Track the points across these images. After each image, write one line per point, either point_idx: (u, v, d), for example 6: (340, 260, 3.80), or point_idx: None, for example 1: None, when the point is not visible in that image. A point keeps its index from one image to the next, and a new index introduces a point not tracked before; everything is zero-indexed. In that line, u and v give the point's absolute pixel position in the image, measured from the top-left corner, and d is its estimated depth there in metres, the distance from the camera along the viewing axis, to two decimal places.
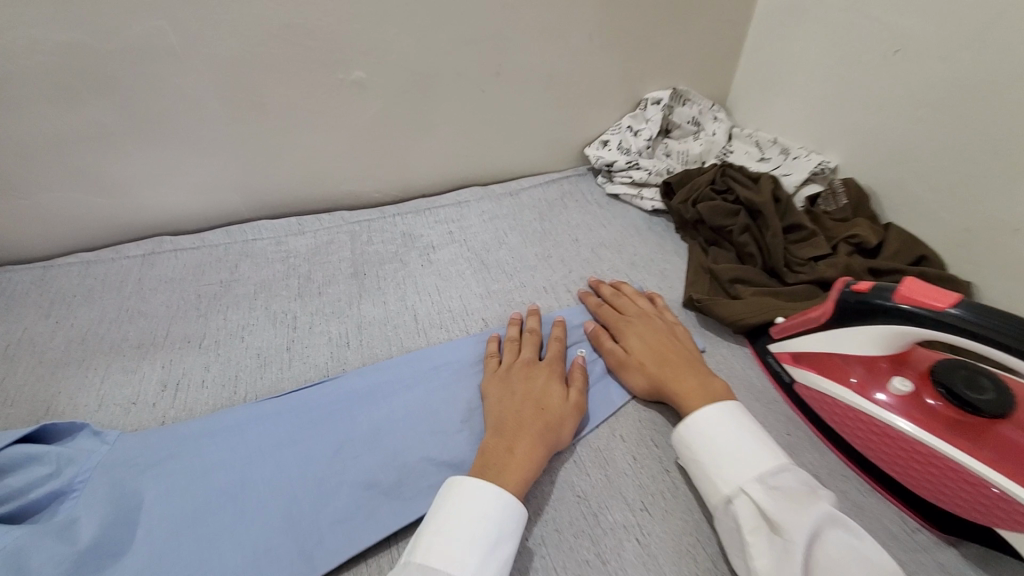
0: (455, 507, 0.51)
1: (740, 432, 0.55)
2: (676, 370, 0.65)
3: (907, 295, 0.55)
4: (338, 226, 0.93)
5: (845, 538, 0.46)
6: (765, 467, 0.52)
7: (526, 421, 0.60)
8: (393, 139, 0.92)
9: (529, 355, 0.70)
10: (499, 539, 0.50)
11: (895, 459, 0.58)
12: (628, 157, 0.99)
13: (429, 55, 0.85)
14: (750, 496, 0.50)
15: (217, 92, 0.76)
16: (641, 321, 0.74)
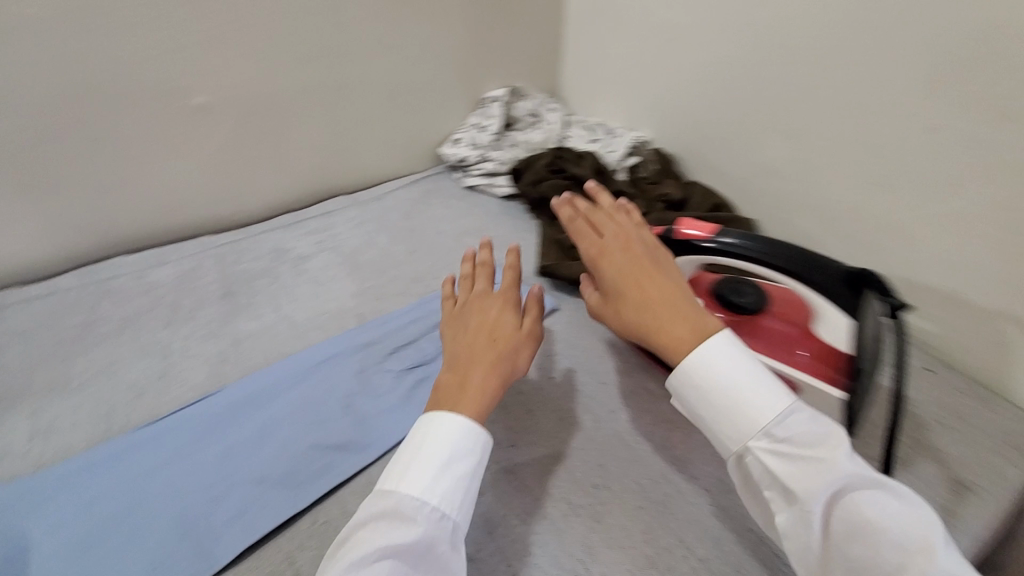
0: (428, 430, 0.44)
1: (748, 381, 0.44)
2: (653, 311, 0.49)
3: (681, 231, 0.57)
4: (204, 251, 0.84)
5: (875, 502, 0.38)
6: (768, 417, 0.42)
7: (481, 351, 0.50)
8: (243, 160, 0.86)
9: (483, 289, 0.57)
10: (452, 459, 0.43)
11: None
12: (478, 151, 1.00)
13: (273, 75, 0.82)
14: (761, 460, 0.42)
15: (33, 128, 0.69)
16: (625, 255, 0.54)
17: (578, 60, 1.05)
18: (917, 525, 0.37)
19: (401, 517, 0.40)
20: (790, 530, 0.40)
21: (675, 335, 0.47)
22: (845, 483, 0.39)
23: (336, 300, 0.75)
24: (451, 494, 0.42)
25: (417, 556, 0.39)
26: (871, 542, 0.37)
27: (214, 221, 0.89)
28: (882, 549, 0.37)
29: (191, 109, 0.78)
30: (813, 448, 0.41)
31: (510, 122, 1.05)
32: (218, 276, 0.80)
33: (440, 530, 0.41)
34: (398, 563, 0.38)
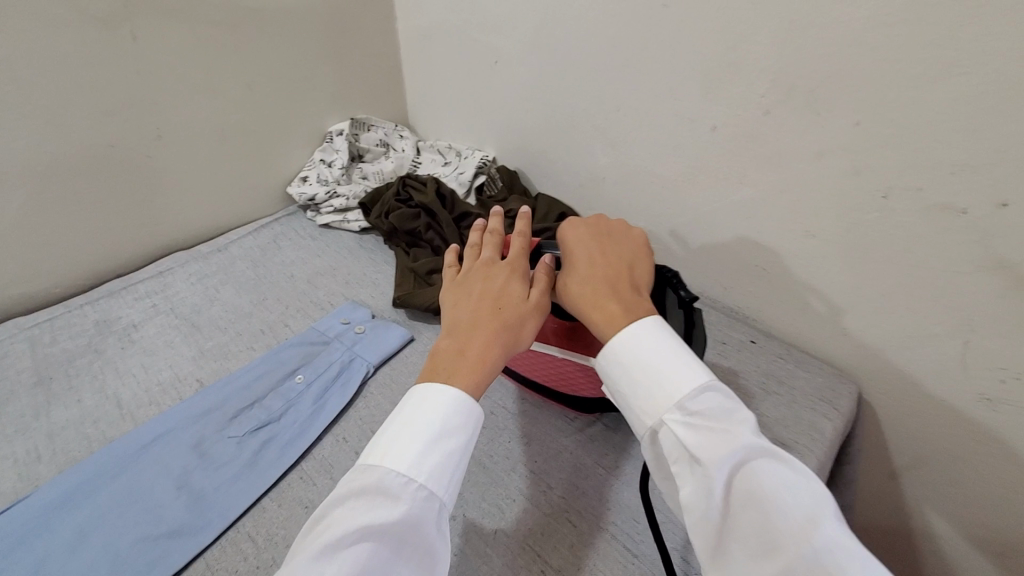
0: (423, 400, 0.41)
1: (664, 357, 0.42)
2: (596, 286, 0.47)
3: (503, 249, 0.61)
4: (10, 336, 0.74)
5: (776, 471, 0.36)
6: (680, 389, 0.40)
7: (482, 316, 0.46)
8: (47, 228, 0.77)
9: (490, 256, 0.53)
10: (443, 432, 0.40)
11: (543, 372, 0.60)
12: (327, 187, 0.97)
13: (69, 134, 0.74)
14: (671, 432, 0.39)
15: None
16: (593, 235, 0.52)
17: (419, 87, 1.06)
18: (815, 497, 0.34)
19: (386, 495, 0.37)
20: (691, 501, 0.37)
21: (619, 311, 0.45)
22: (749, 454, 0.37)
23: (173, 368, 0.69)
24: (444, 470, 0.39)
25: (406, 537, 0.35)
26: (764, 508, 0.34)
27: (23, 299, 0.78)
28: (774, 515, 0.34)
29: None
30: (719, 422, 0.39)
31: (359, 154, 1.04)
32: (28, 362, 0.71)
33: (430, 510, 0.37)
34: (384, 547, 0.34)
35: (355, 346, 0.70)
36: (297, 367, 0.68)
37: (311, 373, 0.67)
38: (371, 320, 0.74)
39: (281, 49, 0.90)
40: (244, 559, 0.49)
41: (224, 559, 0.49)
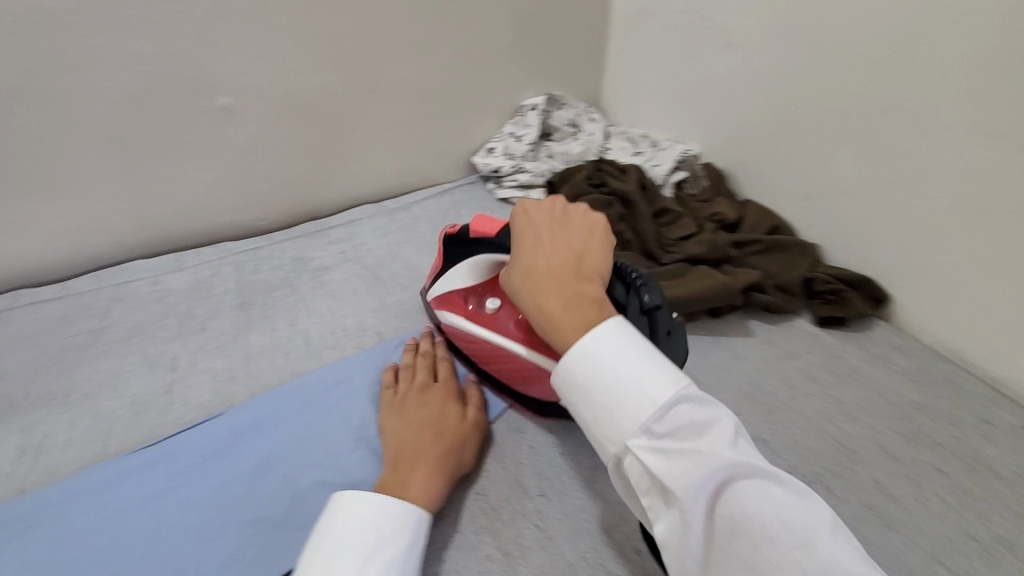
0: (354, 511, 0.42)
1: (625, 371, 0.38)
2: (552, 281, 0.45)
3: (474, 229, 0.58)
4: (221, 258, 0.80)
5: (759, 494, 0.32)
6: (646, 409, 0.36)
7: (424, 449, 0.48)
8: (267, 163, 0.82)
9: (423, 379, 0.56)
10: (380, 544, 0.40)
11: (504, 370, 0.56)
12: (513, 161, 0.94)
13: (301, 77, 0.78)
14: (639, 461, 0.36)
15: (55, 127, 0.67)
16: (547, 220, 0.50)
17: (624, 69, 1.00)
18: (804, 518, 0.31)
19: None
20: (667, 538, 0.34)
21: (578, 316, 0.43)
22: (724, 474, 0.33)
23: (356, 317, 0.71)
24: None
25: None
26: (750, 540, 0.31)
27: (236, 226, 0.85)
28: (762, 549, 0.30)
29: (216, 110, 0.75)
30: (694, 440, 0.35)
31: (547, 131, 0.99)
32: (234, 284, 0.76)
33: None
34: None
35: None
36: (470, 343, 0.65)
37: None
38: None
39: (498, 14, 0.88)
40: None
41: None
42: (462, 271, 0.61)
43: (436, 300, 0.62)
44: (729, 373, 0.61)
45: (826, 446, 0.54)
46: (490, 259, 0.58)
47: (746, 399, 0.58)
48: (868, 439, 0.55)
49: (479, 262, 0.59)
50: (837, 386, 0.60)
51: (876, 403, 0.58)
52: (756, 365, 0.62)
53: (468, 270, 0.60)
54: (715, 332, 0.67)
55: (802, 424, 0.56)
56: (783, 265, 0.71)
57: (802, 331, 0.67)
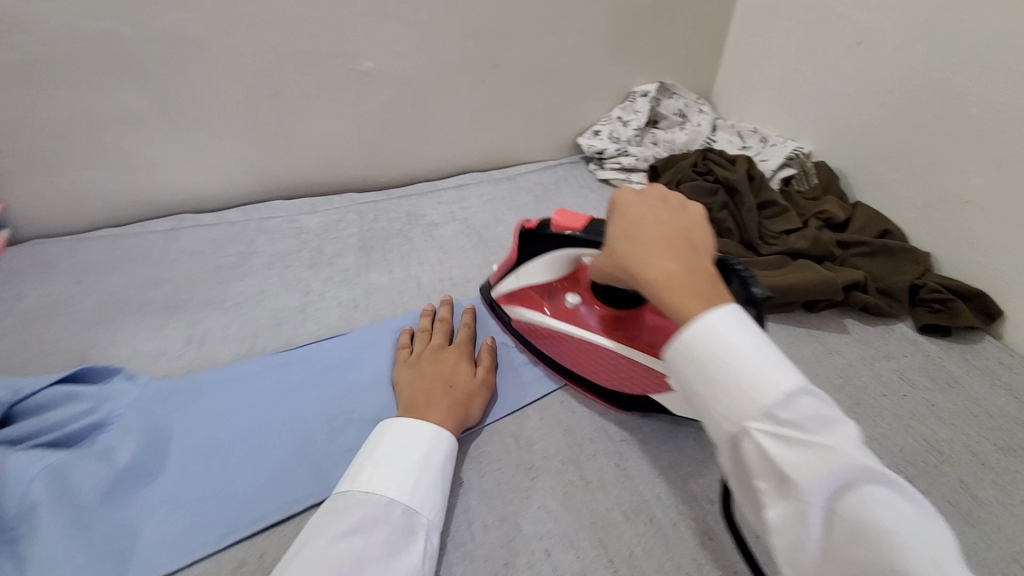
0: (378, 434, 0.47)
1: (750, 352, 0.35)
2: (663, 247, 0.42)
3: (558, 224, 0.54)
4: (346, 207, 0.90)
5: (889, 499, 0.30)
6: (771, 396, 0.33)
7: (437, 396, 0.52)
8: (394, 125, 0.90)
9: (438, 342, 0.60)
10: (412, 458, 0.45)
11: (584, 362, 0.58)
12: (618, 144, 0.98)
13: (436, 49, 0.85)
14: (759, 446, 0.33)
15: (231, 77, 0.78)
16: (650, 196, 0.47)
17: (742, 63, 1.00)
18: (930, 529, 0.30)
19: (362, 507, 0.42)
20: (779, 526, 0.33)
21: (689, 292, 0.39)
22: (852, 474, 0.31)
23: (461, 270, 0.78)
24: (404, 480, 0.44)
25: (375, 533, 0.40)
26: (879, 544, 0.30)
27: (361, 180, 0.95)
28: (892, 554, 0.29)
29: (360, 73, 0.84)
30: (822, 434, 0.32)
31: (655, 119, 1.02)
32: (357, 230, 0.85)
33: (395, 515, 0.42)
34: (353, 542, 0.39)
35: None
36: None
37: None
38: None
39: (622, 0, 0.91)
40: (509, 453, 0.53)
41: (489, 445, 0.54)
42: (536, 270, 0.59)
43: (508, 296, 0.63)
44: (818, 364, 0.63)
45: (915, 443, 0.54)
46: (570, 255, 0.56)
47: (834, 390, 0.59)
48: (961, 444, 0.54)
49: (561, 258, 0.56)
50: (933, 391, 0.59)
51: (974, 413, 0.57)
52: (847, 361, 0.63)
53: (545, 267, 0.58)
54: (805, 325, 0.68)
55: (890, 420, 0.56)
56: (889, 269, 0.71)
57: (899, 335, 0.67)
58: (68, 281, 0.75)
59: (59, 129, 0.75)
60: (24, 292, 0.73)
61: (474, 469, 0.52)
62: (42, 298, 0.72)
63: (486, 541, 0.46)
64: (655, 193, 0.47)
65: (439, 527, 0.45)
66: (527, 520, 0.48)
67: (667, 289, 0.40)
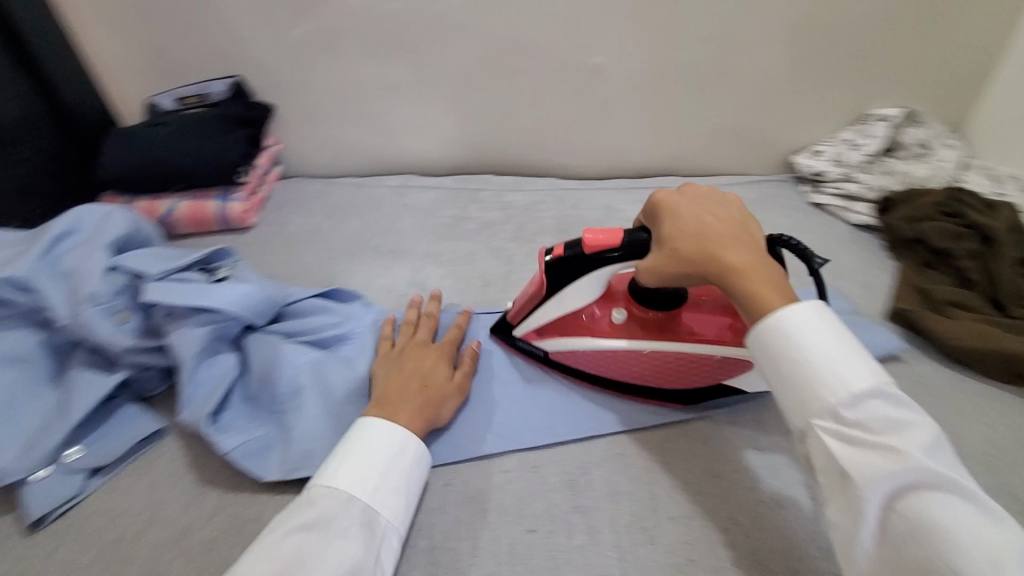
0: (348, 433, 0.49)
1: (822, 353, 0.41)
2: (734, 244, 0.47)
3: (593, 244, 0.51)
4: (549, 190, 0.95)
5: (947, 502, 0.35)
6: (838, 398, 0.39)
7: (408, 393, 0.52)
8: (609, 119, 0.92)
9: (422, 339, 0.60)
10: (386, 459, 0.47)
11: (635, 370, 0.56)
12: (842, 169, 0.90)
13: (669, 50, 0.85)
14: (823, 440, 0.39)
15: (476, 58, 0.87)
16: (689, 196, 0.51)
17: (1022, 95, 0.85)
18: (988, 536, 0.33)
19: (326, 504, 0.43)
20: (841, 519, 0.39)
21: (767, 285, 0.45)
22: (913, 477, 0.36)
23: None
24: (369, 480, 0.46)
25: (331, 526, 0.42)
26: (933, 542, 0.34)
27: (565, 167, 0.99)
28: (946, 553, 0.34)
29: (591, 66, 0.87)
30: (886, 436, 0.38)
31: (891, 146, 0.92)
32: (557, 214, 0.90)
33: (355, 511, 0.44)
34: (309, 536, 0.41)
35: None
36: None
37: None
38: (849, 313, 0.70)
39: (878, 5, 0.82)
40: (697, 455, 0.54)
41: (679, 443, 0.55)
42: (575, 295, 0.54)
43: (535, 328, 0.60)
44: None
45: None
46: (609, 276, 0.52)
47: None
48: None
49: (600, 281, 0.53)
50: None
51: None
52: None
53: (586, 292, 0.55)
54: None
55: None
56: None
57: None
58: (323, 217, 0.91)
59: (337, 90, 0.92)
60: (291, 220, 0.91)
61: (663, 462, 0.54)
62: (305, 228, 0.89)
63: (670, 533, 0.48)
64: (691, 192, 0.52)
65: (396, 534, 0.46)
66: (714, 525, 0.48)
67: (748, 285, 0.45)
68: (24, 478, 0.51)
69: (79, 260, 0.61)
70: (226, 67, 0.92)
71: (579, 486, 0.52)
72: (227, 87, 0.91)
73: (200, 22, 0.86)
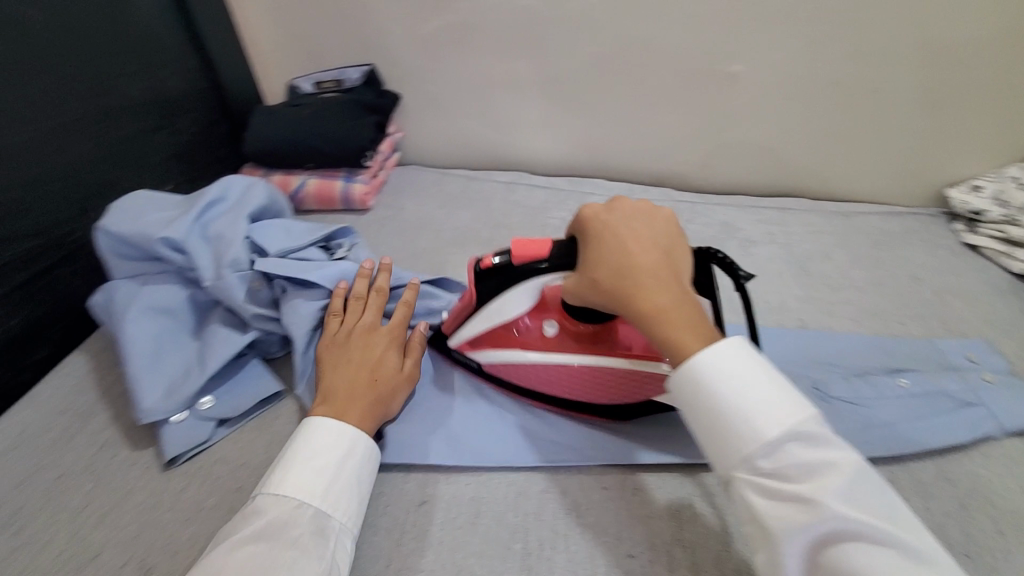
0: (293, 436, 0.49)
1: (738, 397, 0.38)
2: (654, 275, 0.43)
3: (522, 254, 0.50)
4: (662, 200, 0.91)
5: (870, 552, 0.32)
6: (754, 446, 0.37)
7: (358, 389, 0.52)
8: (736, 131, 0.87)
9: (367, 323, 0.59)
10: (335, 462, 0.47)
11: (578, 387, 0.55)
12: (1006, 209, 0.79)
13: (817, 61, 0.79)
14: (742, 494, 0.37)
15: (605, 60, 0.85)
16: (622, 214, 0.48)
17: None
18: None
19: (275, 514, 0.43)
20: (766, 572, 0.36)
21: (686, 324, 0.42)
22: (832, 526, 0.33)
23: (778, 297, 0.73)
24: (319, 484, 0.45)
25: (297, 539, 0.42)
26: None
27: (681, 178, 0.95)
28: None
29: (727, 74, 0.82)
30: (805, 482, 0.35)
31: None
32: None
33: (305, 519, 0.44)
34: (262, 546, 0.41)
35: (978, 389, 0.58)
36: (896, 369, 0.61)
37: (918, 385, 0.58)
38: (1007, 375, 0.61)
39: None
40: None
41: None
42: (508, 306, 0.54)
43: (473, 340, 0.59)
44: None
45: None
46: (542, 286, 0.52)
47: None
48: None
49: (532, 294, 0.52)
50: None
51: None
52: None
53: (520, 304, 0.53)
54: None
55: None
56: None
57: None
58: (433, 206, 0.94)
59: (461, 83, 0.94)
60: (404, 206, 0.94)
61: None
62: (416, 215, 0.91)
63: None
64: (621, 211, 0.48)
65: (354, 536, 0.45)
66: None
67: (666, 323, 0.42)
68: (165, 419, 0.56)
69: (223, 227, 0.67)
70: (363, 55, 0.96)
71: (686, 519, 0.48)
72: (362, 74, 0.95)
73: (345, 11, 0.91)
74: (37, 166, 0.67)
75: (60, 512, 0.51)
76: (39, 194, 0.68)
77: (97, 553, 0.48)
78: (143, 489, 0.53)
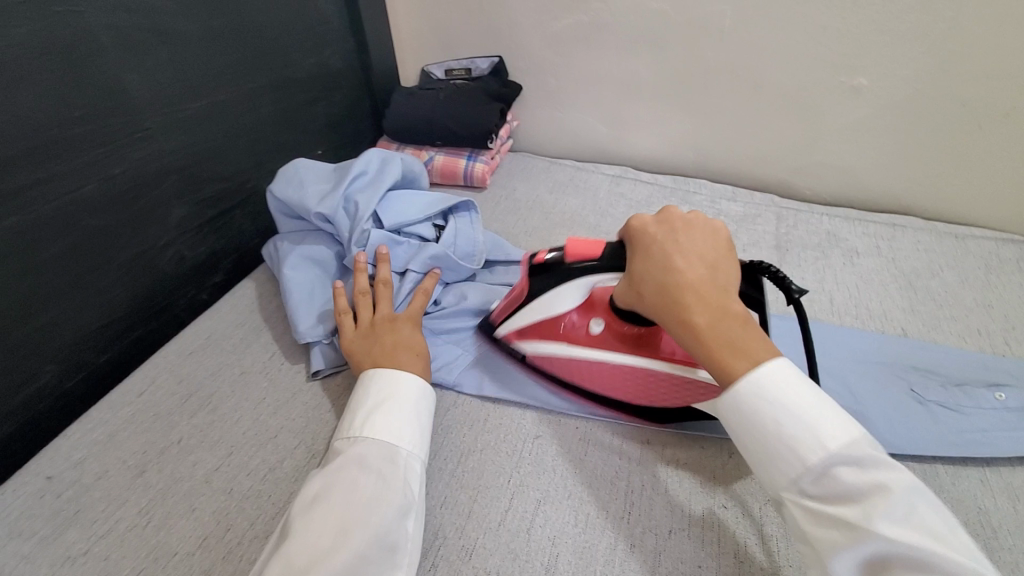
0: (358, 388, 0.57)
1: (783, 420, 0.42)
2: (701, 294, 0.46)
3: (573, 252, 0.56)
4: (766, 206, 0.94)
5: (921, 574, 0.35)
6: (799, 469, 0.40)
7: (403, 361, 0.59)
8: (851, 143, 0.90)
9: (386, 311, 0.65)
10: (389, 405, 0.54)
11: (619, 386, 0.60)
12: None
13: (942, 81, 0.80)
14: (792, 516, 0.41)
15: (725, 66, 0.89)
16: (665, 231, 0.50)
17: None
18: None
19: (353, 449, 0.51)
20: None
21: (732, 345, 0.44)
22: (877, 548, 0.36)
23: (880, 305, 0.75)
24: (383, 421, 0.53)
25: (376, 468, 0.49)
26: None
27: (788, 187, 0.98)
28: None
29: (847, 87, 0.85)
30: (852, 505, 0.38)
31: None
32: (772, 230, 0.89)
33: (376, 450, 0.51)
34: (349, 471, 0.49)
35: None
36: (994, 383, 0.62)
37: (1015, 401, 0.60)
38: None
39: None
40: None
41: None
42: (558, 303, 0.58)
43: (521, 328, 0.64)
44: None
45: None
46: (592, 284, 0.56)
47: None
48: None
49: (583, 291, 0.57)
50: None
51: None
52: None
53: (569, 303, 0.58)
54: None
55: None
56: None
57: None
58: (544, 190, 1.02)
59: (582, 78, 1.01)
60: (516, 187, 1.03)
61: None
62: (528, 197, 1.00)
63: None
64: (671, 222, 0.51)
65: (421, 462, 0.52)
66: None
67: (707, 346, 0.45)
68: (318, 340, 0.67)
69: (364, 200, 0.76)
70: (493, 47, 1.05)
71: None
72: (491, 64, 1.05)
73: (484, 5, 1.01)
74: (232, 121, 0.81)
75: (245, 399, 0.63)
76: (230, 145, 0.81)
77: (276, 436, 0.59)
78: (306, 392, 0.64)
